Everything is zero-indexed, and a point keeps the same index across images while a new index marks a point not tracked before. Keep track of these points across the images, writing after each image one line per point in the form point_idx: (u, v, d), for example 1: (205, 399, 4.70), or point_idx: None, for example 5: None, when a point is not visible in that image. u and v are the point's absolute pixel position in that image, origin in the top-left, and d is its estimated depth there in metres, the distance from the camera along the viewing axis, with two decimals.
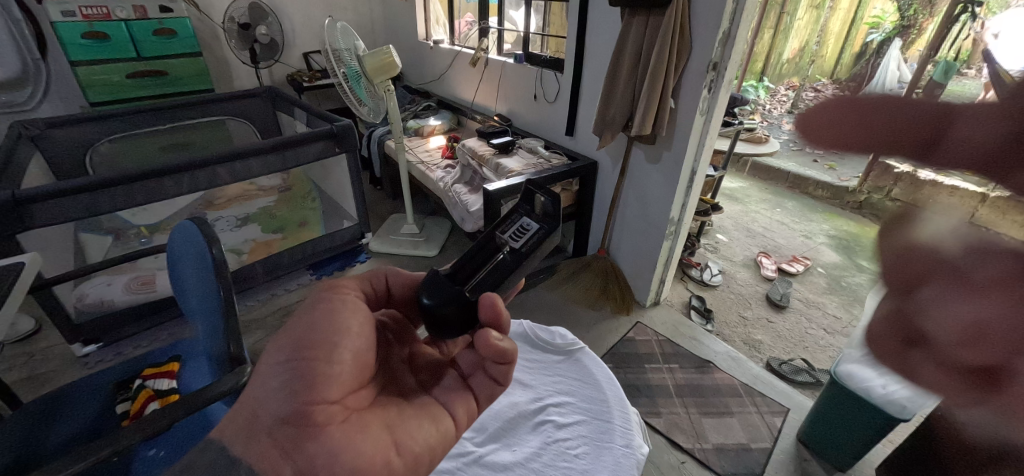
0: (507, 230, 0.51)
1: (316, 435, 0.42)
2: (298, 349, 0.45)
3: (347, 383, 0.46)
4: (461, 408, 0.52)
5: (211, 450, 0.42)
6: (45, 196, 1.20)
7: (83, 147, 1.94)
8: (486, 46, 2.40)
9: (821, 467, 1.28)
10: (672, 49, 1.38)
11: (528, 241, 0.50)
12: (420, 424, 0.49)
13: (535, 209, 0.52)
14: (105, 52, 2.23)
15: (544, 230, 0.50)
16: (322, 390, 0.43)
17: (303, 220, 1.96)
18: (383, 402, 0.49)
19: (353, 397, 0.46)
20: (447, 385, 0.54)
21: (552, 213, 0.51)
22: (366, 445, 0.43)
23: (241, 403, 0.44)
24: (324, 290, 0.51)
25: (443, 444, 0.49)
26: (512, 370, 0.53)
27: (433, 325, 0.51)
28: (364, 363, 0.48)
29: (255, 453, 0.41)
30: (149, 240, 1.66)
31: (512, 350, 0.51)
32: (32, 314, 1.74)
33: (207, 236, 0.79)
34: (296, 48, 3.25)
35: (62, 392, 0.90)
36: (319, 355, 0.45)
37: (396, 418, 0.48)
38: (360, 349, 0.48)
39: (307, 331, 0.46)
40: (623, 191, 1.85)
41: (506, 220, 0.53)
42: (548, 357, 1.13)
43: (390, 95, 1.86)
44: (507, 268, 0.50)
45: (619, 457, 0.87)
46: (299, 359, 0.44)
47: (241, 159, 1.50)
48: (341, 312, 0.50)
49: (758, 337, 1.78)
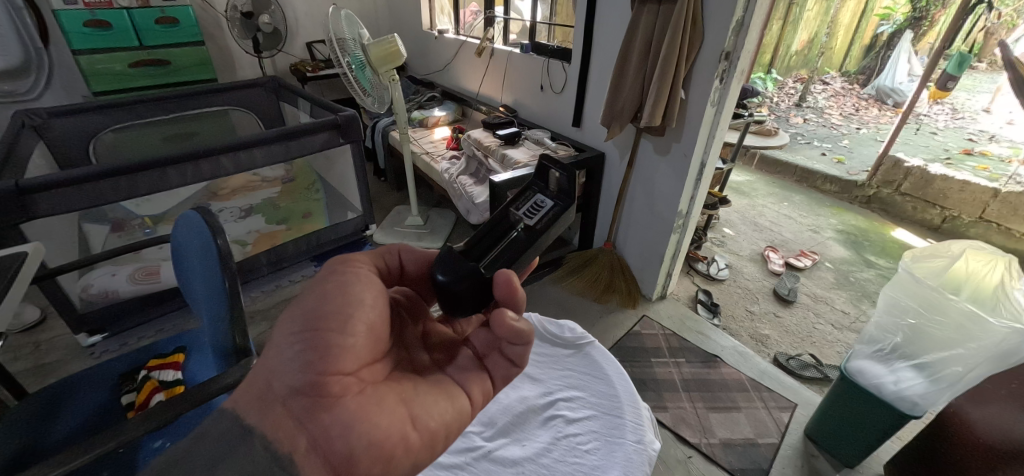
0: (522, 207, 0.52)
1: (332, 406, 0.40)
2: (310, 320, 0.43)
3: (362, 356, 0.44)
4: (476, 386, 0.52)
5: (227, 419, 0.40)
6: (47, 186, 1.19)
7: (88, 137, 1.93)
8: (491, 35, 2.37)
9: (829, 464, 1.27)
10: (684, 38, 1.34)
11: (543, 217, 0.51)
12: (436, 400, 0.48)
13: (550, 187, 0.54)
14: (107, 41, 2.20)
15: (558, 207, 0.52)
16: (338, 362, 0.42)
17: (307, 211, 1.94)
18: (398, 377, 0.48)
19: (368, 370, 0.45)
20: (461, 364, 0.54)
21: (566, 190, 0.53)
22: (382, 418, 0.42)
23: (253, 375, 0.43)
24: (335, 264, 0.50)
25: (458, 422, 0.49)
26: (529, 352, 0.52)
27: (448, 301, 0.50)
28: (378, 337, 0.47)
29: (269, 423, 0.39)
30: (152, 230, 1.66)
31: (529, 330, 0.50)
32: (38, 304, 1.75)
33: (212, 226, 0.77)
34: (299, 37, 3.22)
35: (69, 383, 0.90)
36: (333, 326, 0.43)
37: (412, 393, 0.47)
38: (374, 323, 0.47)
39: (320, 302, 0.45)
40: (630, 183, 1.82)
41: (520, 196, 0.54)
42: (557, 350, 1.13)
43: (396, 85, 1.83)
44: (522, 244, 0.51)
45: (631, 454, 0.86)
46: (312, 330, 0.43)
47: (245, 148, 1.48)
48: (354, 286, 0.48)
49: (765, 332, 1.77)
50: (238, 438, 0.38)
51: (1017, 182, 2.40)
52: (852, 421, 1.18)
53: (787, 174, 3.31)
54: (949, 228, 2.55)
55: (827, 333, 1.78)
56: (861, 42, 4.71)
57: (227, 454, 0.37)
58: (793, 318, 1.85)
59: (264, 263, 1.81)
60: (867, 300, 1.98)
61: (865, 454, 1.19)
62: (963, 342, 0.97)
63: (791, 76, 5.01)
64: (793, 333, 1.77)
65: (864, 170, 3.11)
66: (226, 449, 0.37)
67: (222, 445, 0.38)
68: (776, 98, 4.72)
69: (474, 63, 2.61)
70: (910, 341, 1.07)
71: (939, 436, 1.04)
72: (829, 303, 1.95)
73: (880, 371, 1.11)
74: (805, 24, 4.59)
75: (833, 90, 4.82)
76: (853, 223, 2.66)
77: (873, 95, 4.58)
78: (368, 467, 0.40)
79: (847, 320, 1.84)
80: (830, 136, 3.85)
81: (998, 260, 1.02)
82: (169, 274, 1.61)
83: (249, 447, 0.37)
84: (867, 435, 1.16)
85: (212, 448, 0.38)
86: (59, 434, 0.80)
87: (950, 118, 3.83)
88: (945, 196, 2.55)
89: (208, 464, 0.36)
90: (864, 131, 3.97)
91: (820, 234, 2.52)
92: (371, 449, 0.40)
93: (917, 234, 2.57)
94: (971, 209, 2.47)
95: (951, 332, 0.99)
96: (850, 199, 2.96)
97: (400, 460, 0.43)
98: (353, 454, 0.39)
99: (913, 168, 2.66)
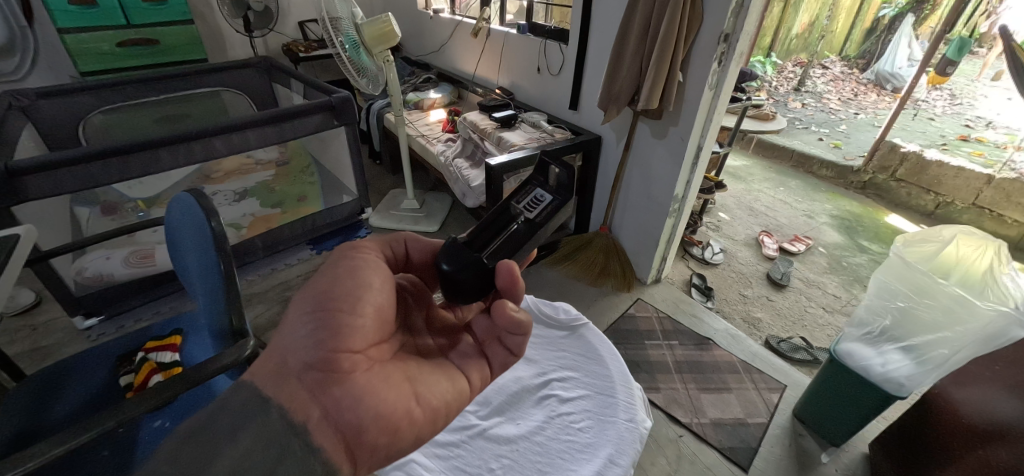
0: (522, 201, 0.53)
1: (343, 381, 0.42)
2: (322, 301, 0.45)
3: (370, 336, 0.46)
4: (475, 372, 0.53)
5: (246, 390, 0.39)
6: (39, 167, 1.18)
7: (75, 119, 1.89)
8: (487, 16, 2.32)
9: (816, 443, 1.31)
10: (684, 18, 1.31)
11: (542, 211, 0.52)
12: (437, 380, 0.49)
13: (549, 182, 0.55)
14: (93, 19, 2.14)
15: (557, 202, 0.53)
16: (349, 341, 0.43)
17: (302, 194, 1.92)
18: (403, 357, 0.50)
19: (376, 350, 0.46)
20: (462, 350, 0.55)
21: (565, 184, 0.53)
22: (388, 393, 0.43)
23: (266, 352, 0.43)
24: (345, 249, 0.52)
25: (458, 402, 0.49)
26: (527, 341, 0.53)
27: (449, 291, 0.51)
28: (386, 318, 0.49)
29: (285, 394, 0.40)
30: (146, 214, 1.62)
31: (527, 321, 0.51)
32: (32, 287, 1.74)
33: (206, 208, 0.77)
34: (291, 16, 3.15)
35: (66, 365, 0.91)
36: (344, 307, 0.45)
37: (416, 372, 0.48)
38: (382, 306, 0.48)
39: (331, 284, 0.47)
40: (627, 167, 1.81)
41: (520, 191, 0.54)
42: (552, 332, 1.14)
43: (390, 66, 1.78)
44: (522, 237, 0.51)
45: (623, 432, 0.88)
46: (324, 310, 0.44)
47: (238, 130, 1.46)
48: (363, 271, 0.50)
49: (757, 315, 1.80)
50: (256, 407, 0.38)
51: (1011, 169, 2.42)
52: (840, 402, 1.21)
53: (784, 159, 3.30)
54: (942, 213, 2.57)
55: (818, 317, 1.80)
56: (862, 26, 4.65)
57: (246, 423, 0.37)
58: (785, 301, 1.88)
59: (260, 247, 1.81)
60: (858, 284, 2.00)
61: (850, 434, 1.22)
62: (951, 325, 0.99)
63: (791, 60, 4.94)
64: (785, 317, 1.80)
65: (860, 155, 3.12)
66: (244, 416, 0.37)
67: (243, 413, 0.37)
68: (776, 82, 4.66)
69: (469, 45, 2.57)
70: (899, 324, 1.09)
71: (925, 416, 1.07)
72: (821, 287, 1.98)
73: (868, 354, 1.13)
74: (807, 6, 4.52)
75: (832, 74, 4.77)
76: (847, 209, 2.67)
77: (872, 80, 4.55)
78: (375, 438, 0.41)
79: (838, 304, 1.87)
80: (827, 121, 3.83)
81: (987, 245, 1.02)
82: (165, 257, 1.60)
83: (267, 415, 0.38)
84: (853, 414, 1.19)
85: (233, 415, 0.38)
86: (59, 413, 0.81)
87: (948, 103, 3.81)
88: (939, 182, 2.56)
89: (230, 430, 0.36)
90: (862, 116, 3.95)
91: (814, 220, 2.53)
92: (378, 420, 0.41)
93: (910, 219, 2.59)
94: (964, 195, 2.49)
95: (940, 315, 1.01)
96: (846, 185, 2.96)
97: (404, 434, 0.44)
98: (361, 425, 0.41)
99: (909, 153, 2.66)
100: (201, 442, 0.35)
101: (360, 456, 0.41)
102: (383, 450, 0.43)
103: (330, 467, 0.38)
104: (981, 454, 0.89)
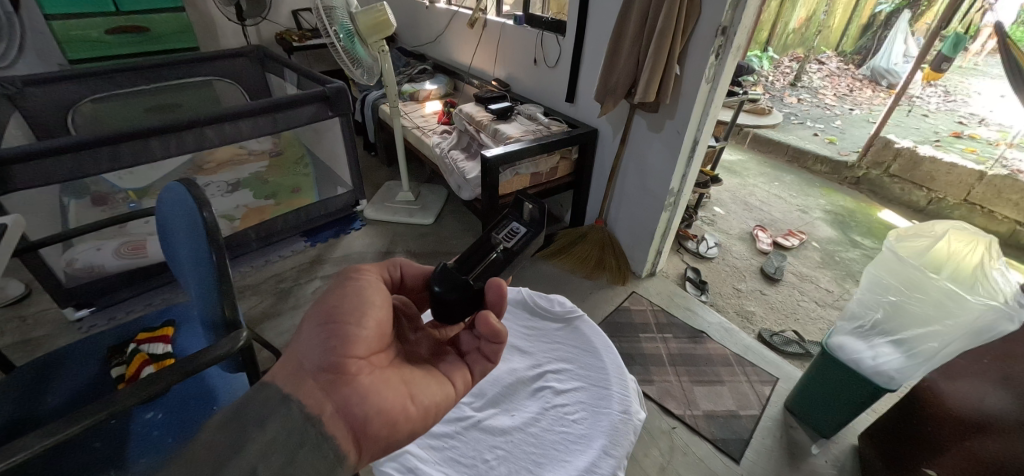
0: (499, 232, 0.55)
1: (350, 382, 0.42)
2: (330, 314, 0.45)
3: (372, 344, 0.46)
4: (460, 376, 0.53)
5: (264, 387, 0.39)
6: (24, 156, 1.16)
7: (64, 107, 1.85)
8: (483, 6, 2.29)
9: (807, 435, 1.32)
10: (682, 10, 1.30)
11: (518, 241, 0.54)
12: (429, 383, 0.49)
13: (523, 217, 0.57)
14: (82, 6, 2.10)
15: (531, 233, 0.55)
16: (354, 347, 0.44)
17: (295, 185, 1.91)
18: (399, 363, 0.50)
19: (377, 357, 0.46)
20: (448, 358, 0.55)
21: (538, 220, 0.56)
22: (388, 393, 0.44)
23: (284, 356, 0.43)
24: (349, 271, 0.51)
25: (447, 404, 0.50)
26: (504, 349, 0.54)
27: (438, 310, 0.51)
28: (387, 329, 0.49)
29: (302, 391, 0.39)
30: (137, 204, 1.59)
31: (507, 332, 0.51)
32: (21, 278, 1.72)
33: (197, 199, 0.76)
34: (285, 5, 3.11)
35: (57, 356, 0.90)
36: (349, 319, 0.45)
37: (411, 376, 0.48)
38: (383, 318, 0.48)
39: (338, 300, 0.47)
40: (622, 160, 1.81)
41: (496, 223, 0.56)
42: (547, 324, 1.15)
43: (385, 56, 1.76)
44: (500, 265, 0.53)
45: (616, 423, 0.88)
46: (332, 323, 0.45)
47: (231, 120, 1.44)
48: (366, 290, 0.50)
49: (750, 308, 1.81)
50: (277, 400, 0.38)
51: (1003, 166, 2.43)
52: (831, 399, 1.22)
53: (779, 154, 3.32)
54: (934, 209, 2.60)
55: (810, 310, 1.82)
56: (858, 22, 4.65)
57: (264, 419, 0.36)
58: (777, 295, 1.90)
59: (253, 238, 1.80)
60: (851, 278, 2.02)
61: (839, 428, 1.24)
62: (940, 319, 1.00)
63: (787, 55, 4.89)
64: (777, 310, 1.81)
65: (854, 150, 3.14)
66: (267, 409, 0.37)
67: (266, 406, 0.37)
68: (772, 76, 4.65)
69: (465, 36, 2.54)
70: (890, 317, 1.10)
71: (910, 410, 1.08)
72: (813, 281, 1.99)
73: (859, 347, 1.14)
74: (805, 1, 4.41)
75: (828, 69, 4.78)
76: (841, 204, 2.69)
77: (868, 76, 4.57)
78: (377, 431, 0.42)
79: (829, 298, 1.89)
80: (822, 116, 3.85)
81: (978, 242, 1.03)
82: (157, 249, 1.59)
83: (287, 409, 0.37)
84: (843, 411, 1.21)
85: (242, 409, 0.37)
86: (52, 404, 0.81)
87: (943, 100, 3.83)
88: (932, 178, 2.58)
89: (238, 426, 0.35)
90: (856, 112, 3.97)
91: (808, 214, 2.55)
92: (380, 417, 0.42)
93: (903, 215, 2.61)
94: (956, 191, 2.51)
95: (931, 309, 1.02)
96: (839, 180, 2.98)
97: (400, 430, 0.44)
98: (366, 420, 0.41)
99: (903, 149, 2.67)
100: (207, 439, 0.34)
101: (362, 449, 0.41)
102: (384, 443, 0.43)
103: (341, 456, 0.38)
104: (969, 445, 0.90)
